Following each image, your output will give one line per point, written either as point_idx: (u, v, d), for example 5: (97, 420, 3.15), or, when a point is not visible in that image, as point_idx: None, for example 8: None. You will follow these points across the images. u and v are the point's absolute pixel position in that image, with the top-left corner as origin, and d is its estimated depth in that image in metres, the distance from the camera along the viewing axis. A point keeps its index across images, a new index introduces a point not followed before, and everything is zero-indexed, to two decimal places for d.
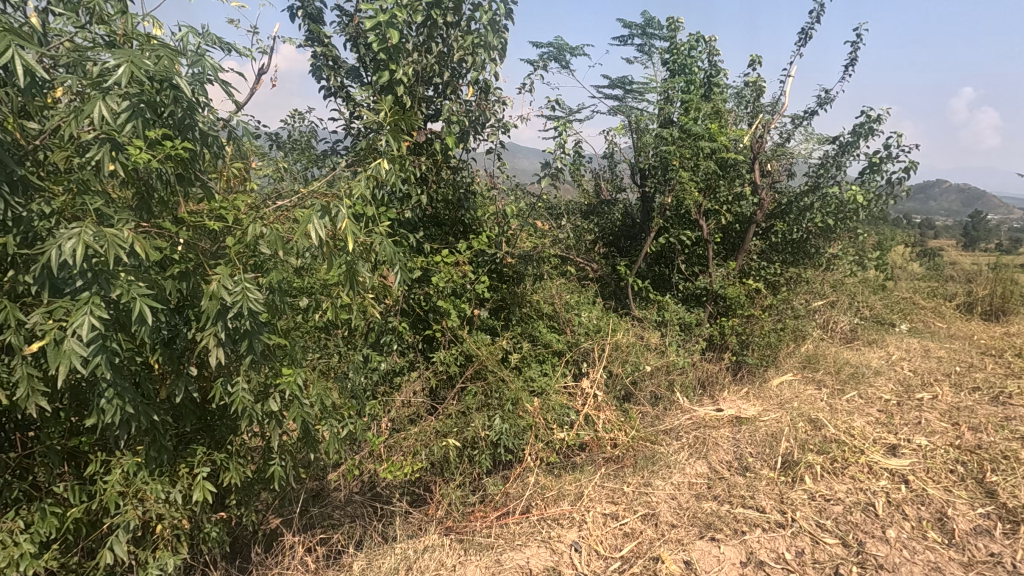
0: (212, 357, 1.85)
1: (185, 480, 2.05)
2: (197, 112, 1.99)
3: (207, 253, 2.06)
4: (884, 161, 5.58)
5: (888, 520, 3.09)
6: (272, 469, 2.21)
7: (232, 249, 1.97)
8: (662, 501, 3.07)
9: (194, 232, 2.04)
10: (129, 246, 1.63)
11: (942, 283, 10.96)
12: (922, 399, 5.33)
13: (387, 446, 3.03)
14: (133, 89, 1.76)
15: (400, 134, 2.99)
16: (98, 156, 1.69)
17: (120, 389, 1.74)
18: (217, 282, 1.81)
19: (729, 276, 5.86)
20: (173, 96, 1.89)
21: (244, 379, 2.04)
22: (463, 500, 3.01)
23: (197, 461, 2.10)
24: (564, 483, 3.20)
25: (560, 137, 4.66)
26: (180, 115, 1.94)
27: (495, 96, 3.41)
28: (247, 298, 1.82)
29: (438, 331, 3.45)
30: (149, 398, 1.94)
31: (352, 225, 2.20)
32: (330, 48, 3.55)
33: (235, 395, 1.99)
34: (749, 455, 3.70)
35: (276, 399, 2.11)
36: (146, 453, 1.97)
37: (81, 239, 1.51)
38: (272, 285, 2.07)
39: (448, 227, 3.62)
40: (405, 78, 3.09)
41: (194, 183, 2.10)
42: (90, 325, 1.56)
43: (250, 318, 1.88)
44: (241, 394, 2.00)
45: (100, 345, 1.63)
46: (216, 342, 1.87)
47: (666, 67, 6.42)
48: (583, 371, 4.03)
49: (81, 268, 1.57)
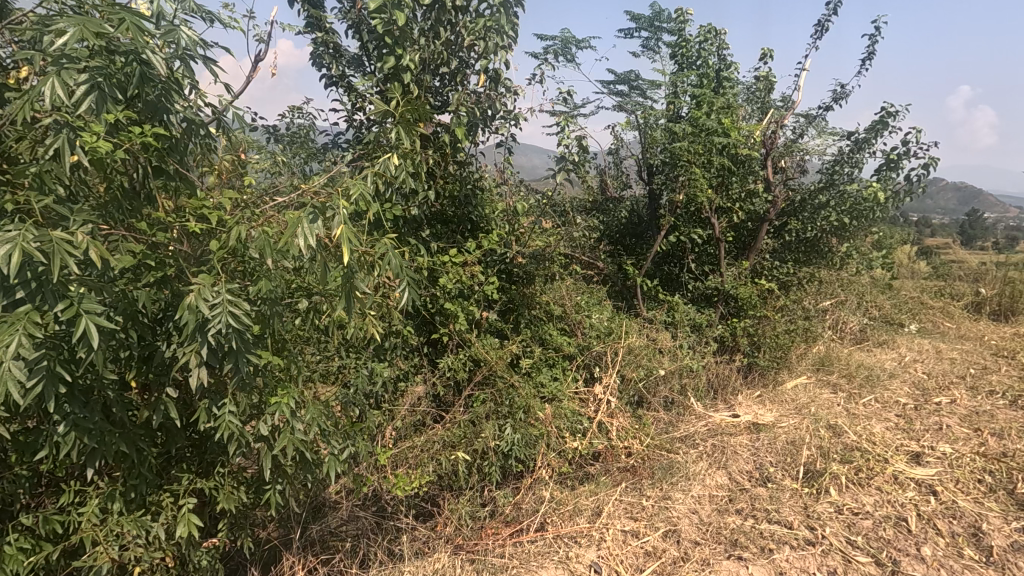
0: (193, 380, 1.66)
1: (169, 511, 1.89)
2: (172, 94, 1.82)
3: (190, 259, 1.88)
4: (902, 158, 5.41)
5: (921, 536, 2.94)
6: (267, 495, 2.04)
7: (216, 255, 1.78)
8: (682, 516, 2.92)
9: (176, 236, 1.85)
10: (80, 253, 1.44)
11: (949, 283, 10.81)
12: (940, 403, 5.18)
13: (392, 459, 2.86)
14: (94, 62, 1.59)
15: (413, 125, 2.82)
16: (56, 146, 1.53)
17: (74, 422, 1.59)
18: (194, 293, 1.63)
19: (740, 275, 5.69)
20: (144, 73, 1.72)
21: (232, 401, 1.86)
22: (473, 516, 2.84)
23: (183, 491, 1.94)
24: (580, 496, 3.03)
25: (563, 132, 4.46)
26: (153, 97, 1.77)
27: (506, 86, 3.22)
28: (229, 313, 1.63)
29: (444, 335, 3.26)
30: (122, 424, 1.76)
31: (349, 230, 1.99)
32: (330, 34, 3.35)
33: (221, 420, 1.81)
34: (771, 464, 3.53)
35: (268, 422, 1.92)
36: (124, 483, 1.81)
37: (19, 245, 1.33)
38: (264, 295, 1.88)
39: (455, 225, 3.41)
40: (411, 65, 2.89)
41: (176, 177, 1.91)
42: (21, 345, 1.37)
43: (236, 336, 1.69)
44: (228, 418, 1.82)
45: (45, 370, 1.45)
46: (197, 361, 1.68)
47: (675, 60, 6.23)
48: (594, 376, 3.86)
49: (22, 280, 1.38)
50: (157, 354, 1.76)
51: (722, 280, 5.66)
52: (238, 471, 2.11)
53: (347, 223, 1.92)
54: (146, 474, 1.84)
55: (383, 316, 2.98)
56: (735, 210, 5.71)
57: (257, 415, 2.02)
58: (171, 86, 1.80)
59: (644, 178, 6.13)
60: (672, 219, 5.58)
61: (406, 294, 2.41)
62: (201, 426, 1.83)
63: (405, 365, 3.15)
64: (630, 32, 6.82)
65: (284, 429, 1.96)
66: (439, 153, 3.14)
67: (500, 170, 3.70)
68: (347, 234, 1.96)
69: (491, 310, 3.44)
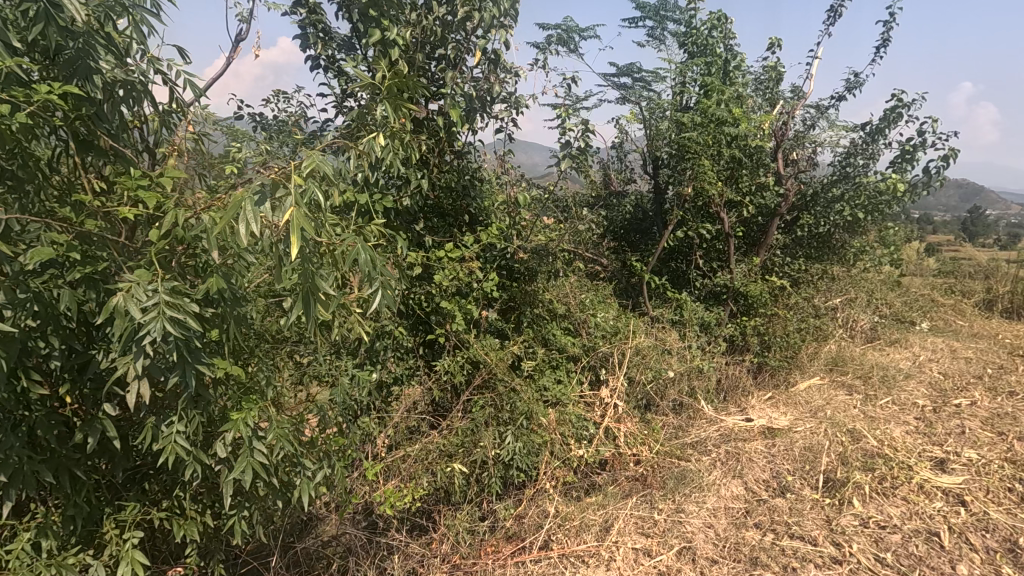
0: (129, 395, 1.43)
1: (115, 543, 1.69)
2: (94, 47, 1.61)
3: (124, 253, 1.70)
4: (920, 149, 5.17)
5: (955, 553, 2.72)
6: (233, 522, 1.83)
7: (152, 251, 1.56)
8: (698, 531, 2.71)
9: (109, 227, 1.66)
10: None
11: (959, 280, 10.58)
12: (961, 406, 4.95)
13: (384, 471, 2.66)
14: None
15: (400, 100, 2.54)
16: None
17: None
18: (122, 297, 1.40)
19: (750, 272, 5.48)
20: (51, 16, 1.50)
21: (181, 420, 1.66)
22: (471, 532, 2.64)
23: (131, 520, 1.74)
24: (587, 510, 2.82)
25: (562, 124, 4.22)
26: (70, 48, 1.58)
27: (506, 67, 3.00)
28: (166, 318, 1.39)
29: (441, 335, 3.04)
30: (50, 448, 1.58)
31: (299, 214, 1.56)
32: (319, 15, 3.13)
33: (165, 442, 1.61)
34: (788, 472, 3.33)
35: (225, 443, 1.70)
36: (62, 512, 1.65)
37: None
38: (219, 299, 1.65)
39: (452, 218, 3.19)
40: (401, 39, 2.65)
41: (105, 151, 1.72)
42: None
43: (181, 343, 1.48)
44: (174, 440, 1.62)
45: None
46: (134, 375, 1.46)
47: (681, 49, 6.00)
48: (601, 378, 3.66)
49: None
50: (90, 364, 1.58)
51: (731, 276, 5.45)
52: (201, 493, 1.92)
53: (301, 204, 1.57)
54: (84, 504, 1.67)
55: (373, 316, 2.77)
56: (745, 203, 5.49)
57: (218, 429, 1.82)
58: (92, 36, 1.61)
59: (650, 171, 5.92)
60: (680, 214, 5.36)
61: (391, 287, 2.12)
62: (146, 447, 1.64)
63: (398, 369, 2.94)
64: (635, 22, 6.59)
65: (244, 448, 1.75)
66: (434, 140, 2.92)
67: (500, 161, 3.54)
68: (304, 219, 1.58)
69: (492, 309, 3.22)
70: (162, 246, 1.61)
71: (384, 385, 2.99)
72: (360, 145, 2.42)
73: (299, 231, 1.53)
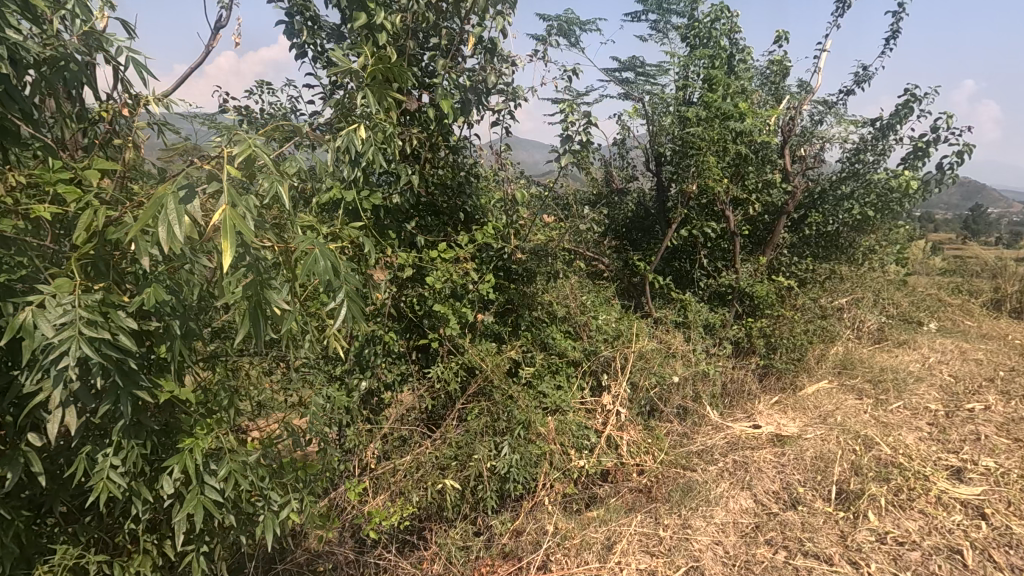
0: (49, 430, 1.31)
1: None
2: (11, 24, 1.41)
3: (48, 258, 1.54)
4: (934, 144, 4.98)
5: (979, 572, 2.57)
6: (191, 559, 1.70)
7: (75, 261, 1.41)
8: (706, 549, 2.56)
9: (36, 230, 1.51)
10: None
11: (965, 279, 10.42)
12: (974, 410, 4.80)
13: (372, 486, 2.53)
14: None
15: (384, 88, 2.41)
16: None
17: None
18: (27, 315, 1.27)
19: (756, 272, 5.33)
20: None
21: (115, 452, 1.55)
22: (465, 551, 2.49)
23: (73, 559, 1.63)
24: (588, 526, 2.68)
25: (564, 118, 4.04)
26: None
27: (503, 57, 2.83)
28: (80, 345, 1.28)
29: (434, 340, 2.88)
30: None
31: (233, 217, 1.33)
32: (306, 3, 2.96)
33: (96, 480, 1.50)
34: (799, 483, 3.18)
35: (167, 480, 1.60)
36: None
37: None
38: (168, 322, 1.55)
39: (447, 217, 3.02)
40: (389, 25, 2.47)
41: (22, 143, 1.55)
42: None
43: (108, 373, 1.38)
44: (106, 476, 1.51)
45: None
46: (56, 410, 1.36)
47: (685, 43, 5.82)
48: (602, 384, 3.51)
49: None
50: (13, 388, 1.42)
51: (736, 277, 5.30)
52: (160, 518, 1.80)
53: (235, 203, 1.35)
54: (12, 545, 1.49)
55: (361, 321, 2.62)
56: (750, 201, 5.33)
57: (174, 453, 1.70)
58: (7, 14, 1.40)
59: (652, 169, 5.75)
60: (685, 212, 5.19)
61: (353, 291, 1.95)
62: (76, 481, 1.53)
63: (388, 376, 2.80)
64: (637, 15, 6.41)
65: (196, 479, 1.64)
66: (425, 133, 2.75)
67: (497, 158, 3.28)
68: (238, 219, 1.36)
69: (489, 311, 3.07)
70: (99, 251, 1.46)
71: (373, 392, 2.84)
72: (340, 136, 2.26)
73: (234, 234, 1.32)
